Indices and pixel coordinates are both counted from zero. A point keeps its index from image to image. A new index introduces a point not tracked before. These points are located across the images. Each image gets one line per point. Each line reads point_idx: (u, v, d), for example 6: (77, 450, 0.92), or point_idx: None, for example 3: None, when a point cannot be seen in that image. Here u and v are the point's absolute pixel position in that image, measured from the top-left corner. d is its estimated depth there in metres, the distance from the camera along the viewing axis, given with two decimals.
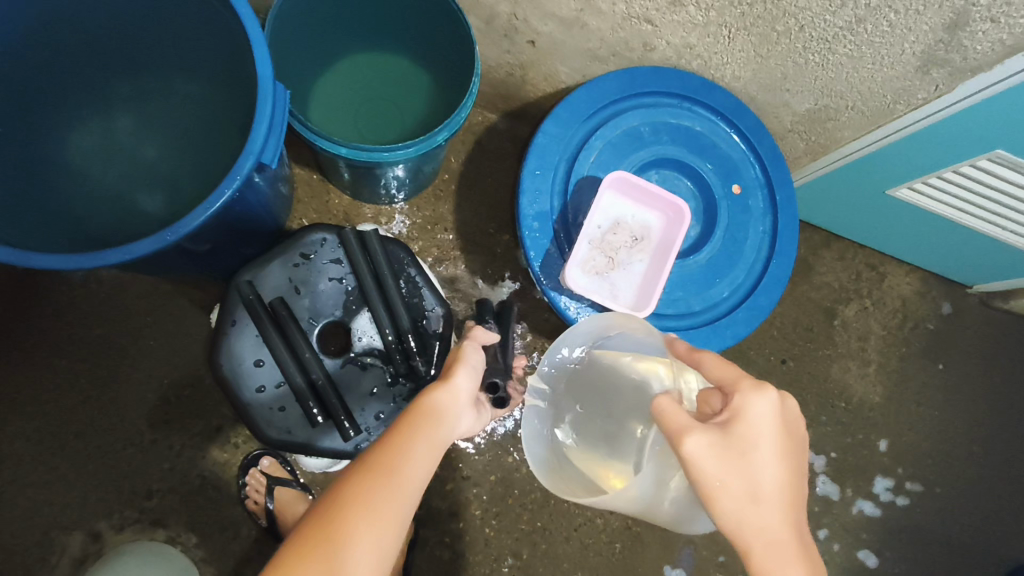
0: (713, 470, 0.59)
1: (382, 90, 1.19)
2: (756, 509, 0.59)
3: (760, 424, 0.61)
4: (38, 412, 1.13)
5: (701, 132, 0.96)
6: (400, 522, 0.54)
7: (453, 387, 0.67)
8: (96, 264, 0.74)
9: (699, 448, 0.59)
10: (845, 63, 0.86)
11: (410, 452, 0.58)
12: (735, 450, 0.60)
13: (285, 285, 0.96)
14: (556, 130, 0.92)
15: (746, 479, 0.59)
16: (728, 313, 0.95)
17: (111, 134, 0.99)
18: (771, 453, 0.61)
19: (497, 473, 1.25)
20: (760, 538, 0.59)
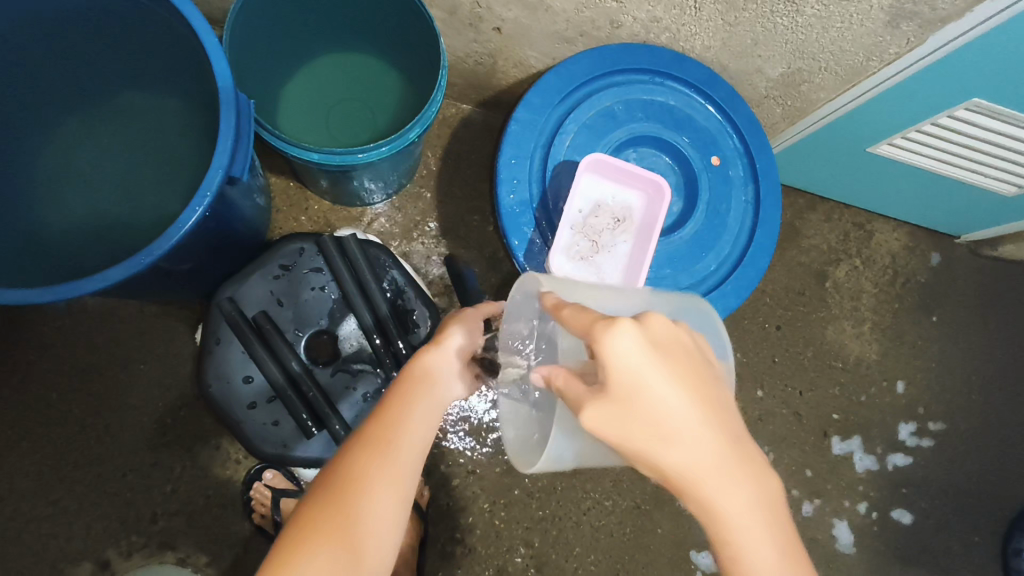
0: (619, 434, 0.50)
1: (351, 91, 1.17)
2: (668, 452, 0.49)
3: (634, 361, 0.49)
4: (34, 446, 1.12)
5: (675, 106, 0.95)
6: (405, 484, 0.53)
7: (446, 348, 0.65)
8: (72, 295, 0.72)
9: (595, 418, 0.50)
10: (814, 25, 0.85)
11: (411, 410, 0.57)
12: (622, 403, 0.50)
13: (267, 298, 0.95)
14: (529, 117, 0.91)
15: (644, 426, 0.49)
16: (716, 286, 0.94)
17: (78, 159, 0.97)
18: (663, 384, 0.49)
19: (501, 465, 1.25)
20: (688, 484, 0.49)
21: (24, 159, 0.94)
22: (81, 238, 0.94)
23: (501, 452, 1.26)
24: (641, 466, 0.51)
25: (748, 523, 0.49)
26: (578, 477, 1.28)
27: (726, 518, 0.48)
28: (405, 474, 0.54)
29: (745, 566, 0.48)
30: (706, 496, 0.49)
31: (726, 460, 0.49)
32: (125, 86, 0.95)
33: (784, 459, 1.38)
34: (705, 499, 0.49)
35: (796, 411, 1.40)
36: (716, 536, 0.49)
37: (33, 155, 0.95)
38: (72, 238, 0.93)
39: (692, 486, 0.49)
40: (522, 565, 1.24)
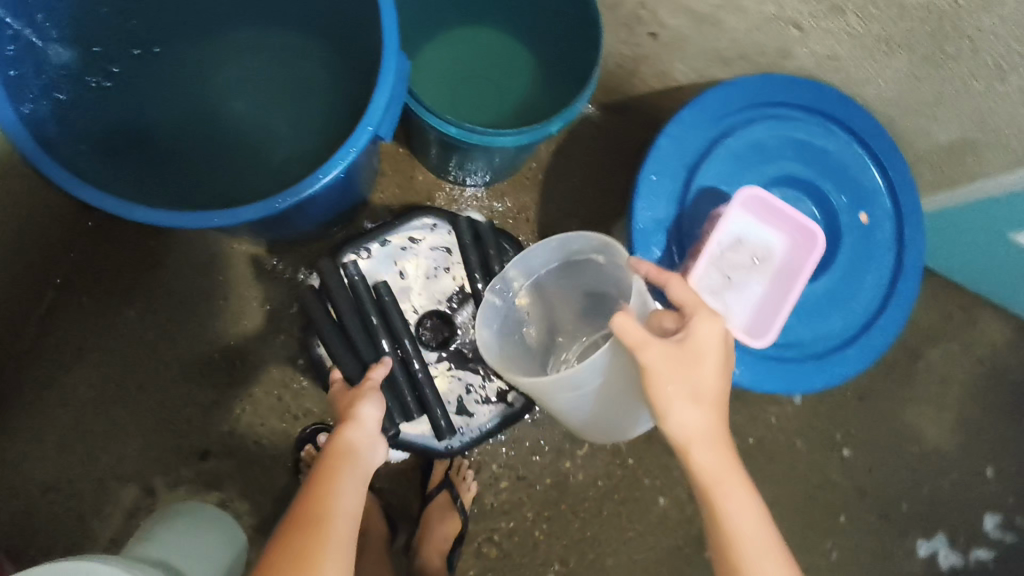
0: (667, 376, 0.68)
1: (483, 68, 1.13)
2: (685, 415, 0.68)
3: (709, 346, 0.69)
4: (103, 361, 1.11)
5: (833, 152, 0.89)
6: (342, 560, 0.60)
7: (361, 422, 0.73)
8: (200, 226, 0.70)
9: (654, 360, 0.67)
10: (1012, 97, 0.78)
11: (334, 491, 0.65)
12: (686, 360, 0.68)
13: (392, 270, 1.03)
14: (679, 134, 0.86)
15: (681, 387, 0.68)
16: (838, 348, 0.89)
17: (208, 86, 0.95)
18: (710, 367, 0.69)
19: (553, 477, 1.22)
20: (692, 432, 0.69)
21: (156, 79, 0.92)
22: (199, 168, 0.92)
23: (554, 464, 1.22)
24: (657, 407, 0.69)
25: (734, 488, 0.69)
26: (626, 505, 1.23)
27: (701, 464, 0.69)
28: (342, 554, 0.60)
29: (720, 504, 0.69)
30: (695, 446, 0.69)
31: (716, 436, 0.70)
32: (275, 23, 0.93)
33: (839, 534, 1.31)
34: (696, 456, 0.69)
35: (860, 486, 1.33)
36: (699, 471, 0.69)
37: (168, 77, 0.93)
38: (190, 165, 0.91)
39: (687, 442, 0.69)
40: None
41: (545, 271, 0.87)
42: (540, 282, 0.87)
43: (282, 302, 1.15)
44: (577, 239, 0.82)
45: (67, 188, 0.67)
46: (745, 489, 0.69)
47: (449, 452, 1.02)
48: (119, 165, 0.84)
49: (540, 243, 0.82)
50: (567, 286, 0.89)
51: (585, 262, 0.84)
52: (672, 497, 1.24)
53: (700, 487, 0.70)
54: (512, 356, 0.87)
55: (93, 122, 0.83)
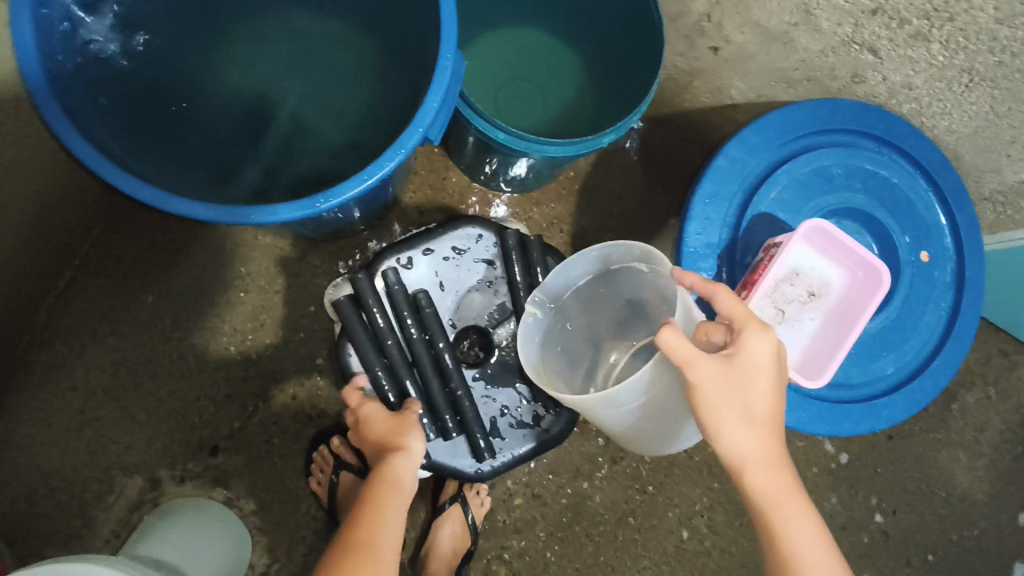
0: (717, 395, 0.63)
1: (529, 71, 1.09)
2: (735, 434, 0.64)
3: (759, 361, 0.65)
4: (117, 346, 1.08)
5: (898, 186, 0.84)
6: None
7: (410, 453, 0.76)
8: (237, 221, 0.66)
9: (705, 378, 0.63)
10: None
11: (382, 517, 0.69)
12: (738, 378, 0.64)
13: (431, 279, 0.96)
14: (740, 155, 0.81)
15: (733, 407, 0.64)
16: (887, 392, 0.85)
17: (246, 71, 0.91)
18: (761, 385, 0.65)
19: (569, 498, 1.18)
20: (744, 452, 0.65)
21: (194, 58, 0.88)
22: (232, 154, 0.88)
23: (571, 484, 1.18)
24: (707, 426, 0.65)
25: (794, 512, 0.65)
26: (642, 533, 1.19)
27: (753, 485, 0.65)
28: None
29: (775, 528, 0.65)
30: (746, 468, 0.65)
31: (768, 456, 0.66)
32: (323, 13, 0.91)
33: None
34: (751, 478, 0.66)
35: (883, 529, 1.28)
36: (749, 493, 0.66)
37: (207, 57, 0.89)
38: (222, 152, 0.87)
39: (741, 464, 0.65)
40: None
41: (585, 281, 0.82)
42: (581, 291, 0.83)
43: (304, 298, 1.12)
44: (617, 249, 0.77)
45: (94, 166, 0.64)
46: (805, 512, 0.65)
47: (476, 475, 0.95)
48: (150, 144, 0.80)
49: (580, 254, 0.78)
50: (609, 297, 0.84)
51: (627, 272, 0.79)
52: (690, 527, 1.20)
53: (759, 511, 0.66)
54: (554, 371, 0.82)
55: (127, 98, 0.80)
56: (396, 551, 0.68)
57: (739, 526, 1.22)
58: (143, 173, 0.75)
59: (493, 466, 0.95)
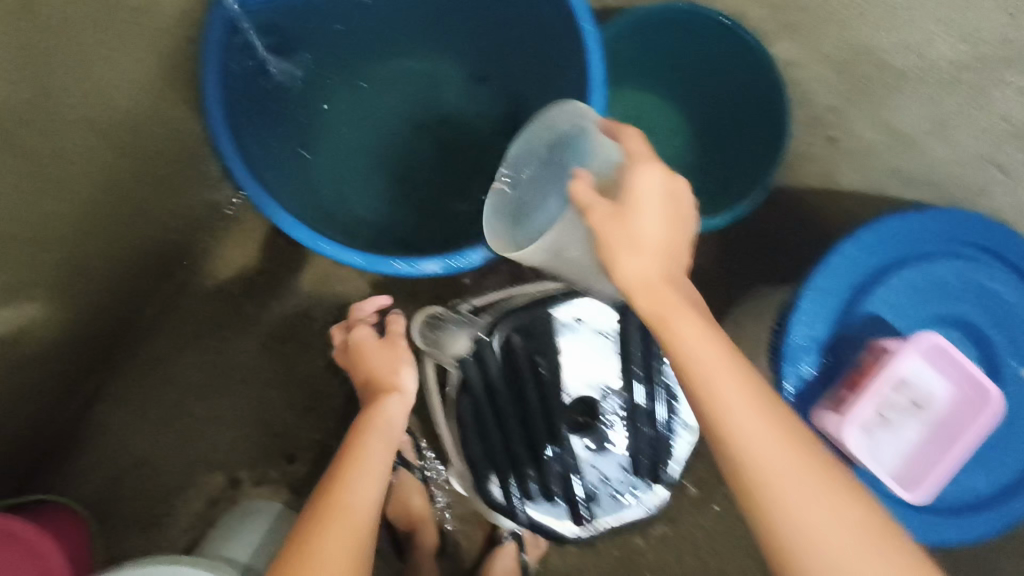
0: (618, 236, 0.57)
1: (635, 130, 1.07)
2: (640, 271, 0.57)
3: (643, 193, 0.57)
4: (216, 348, 1.13)
5: (1011, 304, 0.84)
6: (367, 517, 0.66)
7: (398, 392, 0.81)
8: (381, 270, 0.72)
9: (595, 205, 0.57)
10: None
11: (355, 468, 0.70)
12: (626, 216, 0.57)
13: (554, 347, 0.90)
14: (855, 254, 0.83)
15: (625, 239, 0.57)
16: (975, 508, 0.84)
17: (379, 118, 1.01)
18: (659, 229, 0.57)
19: (620, 551, 1.19)
20: (666, 302, 0.57)
21: (335, 101, 0.98)
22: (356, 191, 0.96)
23: (624, 539, 1.19)
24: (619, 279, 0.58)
25: (732, 402, 0.55)
26: None
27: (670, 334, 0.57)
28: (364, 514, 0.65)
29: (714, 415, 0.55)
30: (670, 327, 0.57)
31: (682, 307, 0.57)
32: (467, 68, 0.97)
33: None
34: (673, 332, 0.57)
35: None
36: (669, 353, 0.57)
37: (347, 99, 0.99)
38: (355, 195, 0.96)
39: (661, 321, 0.57)
40: None
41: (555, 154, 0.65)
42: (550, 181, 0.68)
43: None
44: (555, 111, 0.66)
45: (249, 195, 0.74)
46: (790, 434, 0.55)
47: (575, 539, 0.95)
48: (293, 177, 0.88)
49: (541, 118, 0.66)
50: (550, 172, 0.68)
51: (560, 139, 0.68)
52: None
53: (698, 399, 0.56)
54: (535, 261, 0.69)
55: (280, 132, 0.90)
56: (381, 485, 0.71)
57: None
58: (288, 203, 0.82)
59: (595, 533, 0.94)
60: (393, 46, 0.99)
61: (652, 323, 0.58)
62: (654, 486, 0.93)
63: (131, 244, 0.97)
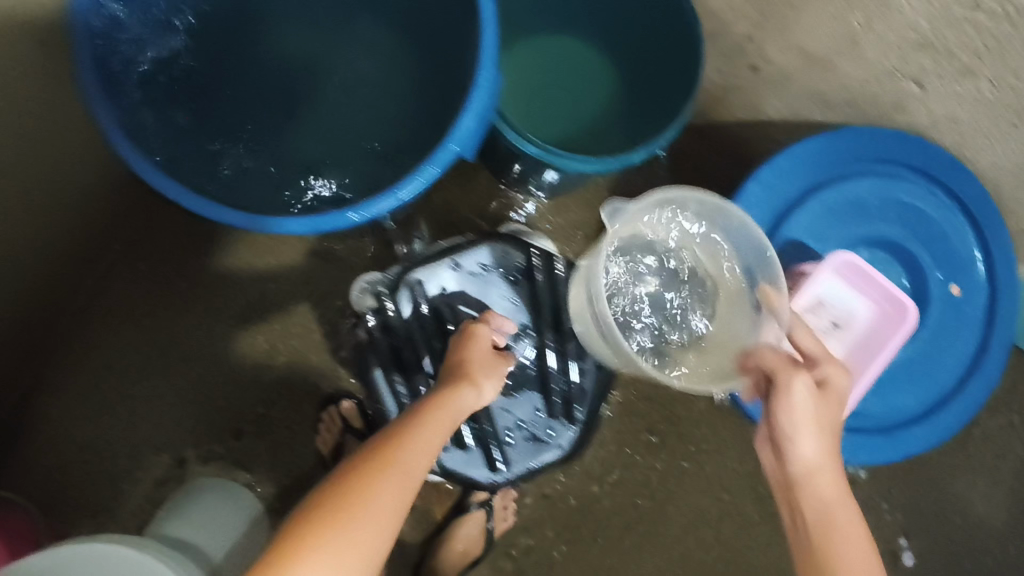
0: (809, 412, 0.69)
1: (561, 77, 1.06)
2: (809, 443, 0.69)
3: (838, 396, 0.71)
4: (152, 328, 1.12)
5: (934, 218, 0.83)
6: (405, 494, 0.64)
7: (477, 391, 0.77)
8: (275, 229, 0.69)
9: (801, 385, 0.69)
10: None
11: (416, 440, 0.68)
12: (825, 396, 0.70)
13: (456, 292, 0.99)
14: (772, 181, 0.81)
15: (824, 424, 0.69)
16: (907, 425, 0.84)
17: (279, 59, 0.90)
18: (835, 425, 0.70)
19: (577, 499, 1.20)
20: (811, 464, 0.69)
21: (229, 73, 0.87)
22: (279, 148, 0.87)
23: (579, 486, 1.20)
24: (788, 456, 0.70)
25: (843, 525, 0.66)
26: (648, 538, 1.21)
27: (817, 497, 0.68)
28: (401, 497, 0.64)
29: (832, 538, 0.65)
30: (810, 478, 0.69)
31: (833, 462, 0.69)
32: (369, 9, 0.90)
33: None
34: (819, 488, 0.68)
35: (893, 551, 1.26)
36: (823, 513, 0.67)
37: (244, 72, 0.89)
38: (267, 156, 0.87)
39: (804, 476, 0.69)
40: None
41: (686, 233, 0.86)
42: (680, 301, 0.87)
43: (330, 291, 1.14)
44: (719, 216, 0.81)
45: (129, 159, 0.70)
46: (858, 527, 0.66)
47: (491, 486, 0.99)
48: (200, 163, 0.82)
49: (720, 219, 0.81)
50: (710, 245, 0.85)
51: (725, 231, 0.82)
52: (695, 535, 1.21)
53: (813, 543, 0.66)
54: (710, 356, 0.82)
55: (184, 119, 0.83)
56: (426, 465, 0.69)
57: (746, 537, 1.22)
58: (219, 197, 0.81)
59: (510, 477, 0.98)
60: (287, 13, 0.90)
61: (799, 483, 0.69)
62: (569, 427, 1.00)
63: (20, 244, 0.93)
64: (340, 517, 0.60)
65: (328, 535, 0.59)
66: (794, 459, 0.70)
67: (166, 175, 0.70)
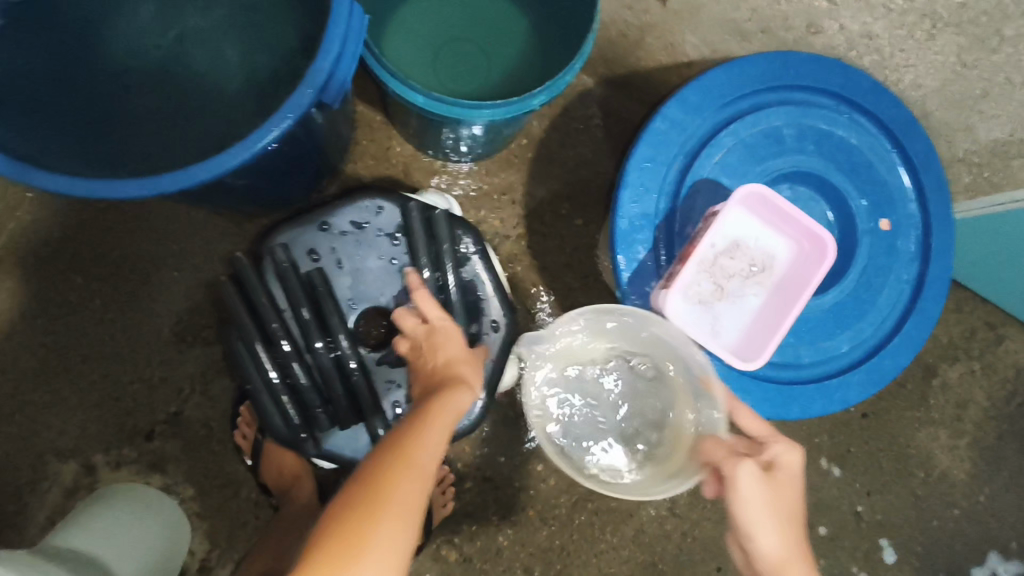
0: (761, 502, 0.63)
1: (468, 29, 0.98)
2: (768, 538, 0.63)
3: (790, 481, 0.66)
4: (47, 327, 1.04)
5: (856, 147, 0.78)
6: (422, 486, 0.63)
7: (471, 389, 0.77)
8: (115, 194, 0.63)
9: (746, 474, 0.64)
10: None
11: (425, 435, 0.68)
12: (778, 485, 0.65)
13: (329, 256, 0.93)
14: (680, 115, 0.74)
15: (778, 508, 0.64)
16: (843, 371, 0.79)
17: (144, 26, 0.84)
18: (791, 513, 0.64)
19: (523, 481, 1.13)
20: (779, 558, 0.63)
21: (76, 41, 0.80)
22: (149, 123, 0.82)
23: (523, 467, 1.13)
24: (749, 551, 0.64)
25: None
26: (600, 516, 1.14)
27: None
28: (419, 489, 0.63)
29: None
30: None
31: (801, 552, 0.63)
32: None
33: (827, 561, 1.21)
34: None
35: (855, 510, 1.21)
36: None
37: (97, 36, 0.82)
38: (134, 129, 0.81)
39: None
40: None
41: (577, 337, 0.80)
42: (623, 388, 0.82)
43: None
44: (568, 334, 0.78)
45: None
46: None
47: None
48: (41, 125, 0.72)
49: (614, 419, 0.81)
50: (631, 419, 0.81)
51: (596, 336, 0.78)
52: (650, 509, 1.15)
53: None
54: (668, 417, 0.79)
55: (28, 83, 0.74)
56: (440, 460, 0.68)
57: (703, 509, 1.16)
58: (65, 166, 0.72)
59: None
60: None
61: None
62: None
63: None
64: (363, 518, 0.59)
65: (357, 537, 0.58)
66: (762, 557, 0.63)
67: None
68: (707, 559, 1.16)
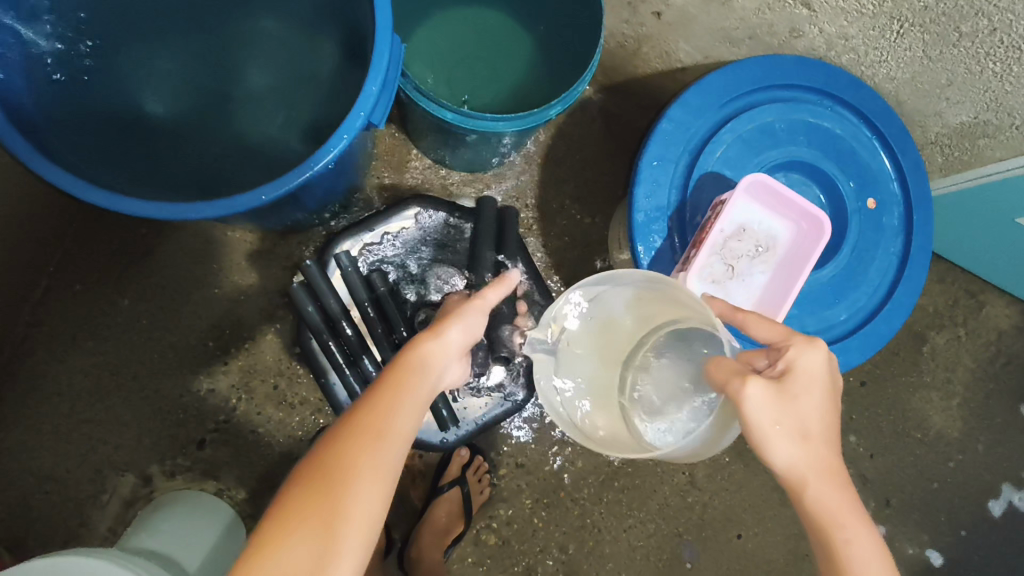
0: (769, 414, 0.62)
1: (478, 49, 1.07)
2: (785, 448, 0.62)
3: (807, 379, 0.64)
4: (99, 348, 1.11)
5: (841, 136, 0.87)
6: (389, 473, 0.57)
7: (443, 339, 0.66)
8: (191, 216, 0.70)
9: (755, 391, 0.62)
10: (991, 80, 0.86)
11: (395, 405, 0.60)
12: (790, 394, 0.63)
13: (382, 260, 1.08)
14: (683, 117, 0.83)
15: (789, 423, 0.62)
16: (843, 337, 0.87)
17: (185, 63, 0.92)
18: (807, 416, 0.63)
19: (552, 464, 1.21)
20: (797, 467, 0.62)
21: (128, 83, 0.88)
22: (203, 152, 0.90)
23: (552, 451, 1.21)
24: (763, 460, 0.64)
25: (837, 499, 0.61)
26: (626, 493, 1.22)
27: (817, 503, 0.61)
28: (384, 475, 0.56)
29: (835, 532, 0.60)
30: (804, 485, 0.62)
31: (820, 458, 0.62)
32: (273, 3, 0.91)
33: None
34: (815, 499, 0.61)
35: (861, 473, 1.30)
36: (819, 517, 0.61)
37: (145, 77, 0.89)
38: (191, 159, 0.89)
39: (803, 484, 0.62)
40: (553, 569, 1.20)
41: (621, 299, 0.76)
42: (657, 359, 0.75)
43: (277, 289, 1.14)
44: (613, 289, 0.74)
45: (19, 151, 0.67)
46: (852, 500, 0.62)
47: (442, 444, 1.16)
48: (110, 161, 0.81)
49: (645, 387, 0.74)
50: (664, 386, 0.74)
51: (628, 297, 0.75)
52: (672, 484, 1.23)
53: (818, 532, 0.61)
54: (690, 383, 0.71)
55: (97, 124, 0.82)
56: (412, 435, 0.61)
57: (720, 480, 1.25)
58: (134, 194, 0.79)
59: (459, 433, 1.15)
60: (187, 22, 0.91)
61: (790, 492, 0.63)
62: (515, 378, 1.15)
63: None
64: (312, 517, 0.53)
65: (318, 532, 0.52)
66: (776, 464, 0.63)
67: (64, 171, 0.69)
68: (728, 527, 1.25)
